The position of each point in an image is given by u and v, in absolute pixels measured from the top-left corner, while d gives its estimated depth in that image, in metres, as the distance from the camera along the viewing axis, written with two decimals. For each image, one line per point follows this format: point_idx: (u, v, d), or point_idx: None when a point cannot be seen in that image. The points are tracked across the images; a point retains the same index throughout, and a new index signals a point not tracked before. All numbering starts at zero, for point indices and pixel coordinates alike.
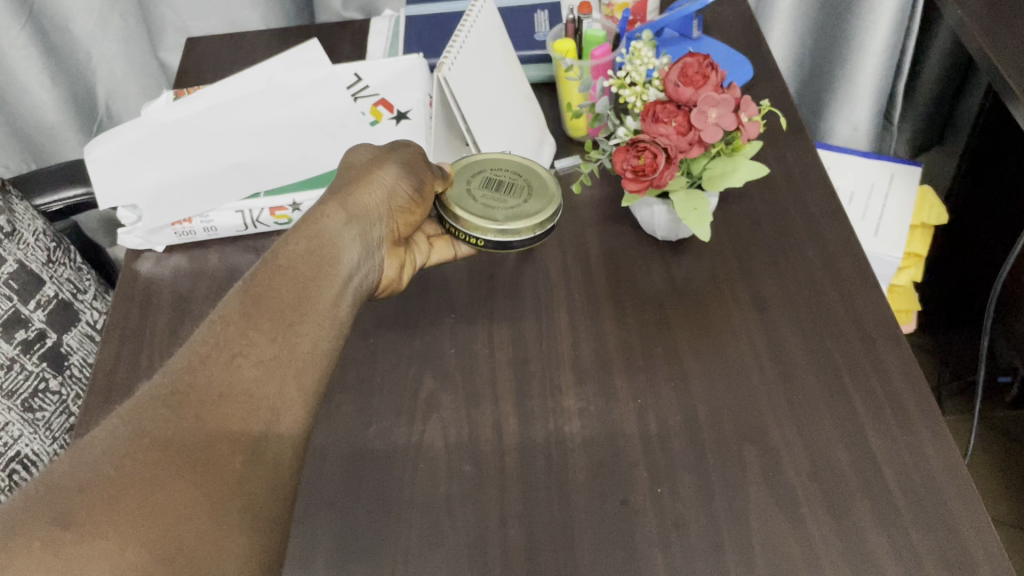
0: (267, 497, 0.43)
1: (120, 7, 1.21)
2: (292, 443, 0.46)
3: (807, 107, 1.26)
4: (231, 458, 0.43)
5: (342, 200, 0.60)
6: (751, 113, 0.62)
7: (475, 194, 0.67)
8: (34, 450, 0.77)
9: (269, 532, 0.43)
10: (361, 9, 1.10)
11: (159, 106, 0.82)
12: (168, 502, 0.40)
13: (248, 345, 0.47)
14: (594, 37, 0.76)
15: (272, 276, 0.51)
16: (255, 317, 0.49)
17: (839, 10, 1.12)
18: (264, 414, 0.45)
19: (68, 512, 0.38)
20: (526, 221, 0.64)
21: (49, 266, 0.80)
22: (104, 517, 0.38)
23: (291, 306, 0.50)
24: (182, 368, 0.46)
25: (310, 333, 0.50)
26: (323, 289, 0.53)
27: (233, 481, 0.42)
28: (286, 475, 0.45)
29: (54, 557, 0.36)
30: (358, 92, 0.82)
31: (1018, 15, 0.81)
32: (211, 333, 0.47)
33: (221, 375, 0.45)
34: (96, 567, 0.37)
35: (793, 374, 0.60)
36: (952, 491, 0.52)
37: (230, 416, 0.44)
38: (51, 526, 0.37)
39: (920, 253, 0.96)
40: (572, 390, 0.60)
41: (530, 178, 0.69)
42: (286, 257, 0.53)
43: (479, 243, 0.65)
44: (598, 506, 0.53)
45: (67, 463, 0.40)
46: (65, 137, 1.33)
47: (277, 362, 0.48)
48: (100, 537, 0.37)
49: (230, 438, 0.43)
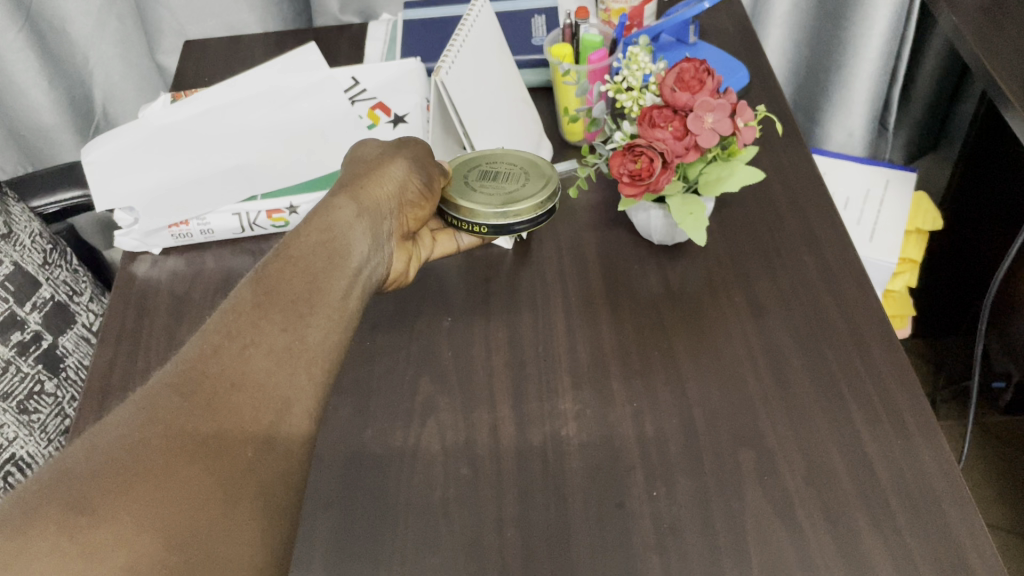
0: (279, 488, 0.43)
1: (117, 9, 1.21)
2: (303, 437, 0.46)
3: (801, 113, 1.27)
4: (243, 448, 0.43)
5: (353, 194, 0.60)
6: (748, 118, 0.62)
7: (473, 185, 0.68)
8: (29, 452, 0.75)
9: (281, 521, 0.43)
10: (360, 13, 1.11)
11: (157, 109, 0.83)
12: (182, 489, 0.40)
13: (259, 335, 0.47)
14: (592, 42, 0.77)
15: (284, 267, 0.52)
16: (267, 307, 0.49)
17: (834, 17, 1.13)
18: (276, 404, 0.45)
19: (83, 498, 0.38)
20: (526, 202, 0.65)
21: (45, 267, 0.81)
22: (118, 503, 0.38)
23: (302, 298, 0.51)
24: (194, 357, 0.45)
25: (321, 325, 0.50)
26: (333, 280, 0.53)
27: (245, 470, 0.42)
28: (297, 466, 0.45)
29: (69, 542, 0.36)
30: (356, 95, 0.82)
31: (1012, 23, 0.82)
32: (223, 322, 0.47)
33: (233, 365, 0.45)
34: (111, 553, 0.37)
35: (788, 378, 0.60)
36: (946, 494, 0.53)
37: (241, 405, 0.44)
38: (65, 511, 0.37)
39: (914, 258, 0.96)
40: (569, 393, 0.60)
41: (525, 164, 0.70)
42: (297, 248, 0.53)
43: (482, 229, 0.66)
44: (594, 509, 0.54)
45: (80, 450, 0.40)
46: (62, 138, 1.33)
47: (288, 352, 0.48)
48: (114, 522, 0.38)
49: (242, 428, 0.43)
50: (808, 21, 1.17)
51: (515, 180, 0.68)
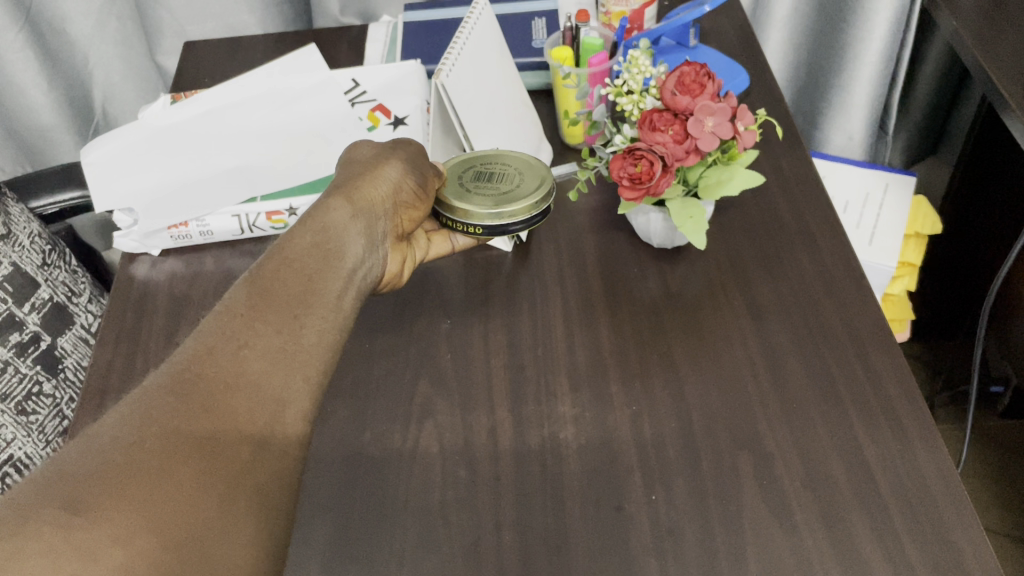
0: (274, 488, 0.43)
1: (117, 10, 1.21)
2: (298, 437, 0.46)
3: (801, 116, 1.27)
4: (238, 448, 0.43)
5: (347, 195, 0.60)
6: (748, 121, 0.62)
7: (468, 186, 0.68)
8: (27, 454, 0.75)
9: (276, 521, 0.43)
10: (360, 15, 1.11)
11: (156, 110, 0.83)
12: (176, 490, 0.40)
13: (254, 336, 0.47)
14: (592, 45, 0.77)
15: (279, 268, 0.52)
16: (261, 308, 0.49)
17: (835, 20, 1.13)
18: (271, 405, 0.45)
19: (79, 498, 0.38)
20: (519, 203, 0.65)
21: (44, 268, 0.81)
22: (113, 503, 0.38)
23: (296, 299, 0.51)
24: (189, 359, 0.45)
25: (316, 326, 0.50)
26: (328, 281, 0.53)
27: (240, 470, 0.42)
28: (292, 467, 0.45)
29: (65, 543, 0.36)
30: (356, 97, 0.82)
31: (1012, 27, 0.82)
32: (218, 323, 0.47)
33: (228, 366, 0.45)
34: (107, 553, 0.37)
35: (787, 382, 0.60)
36: (945, 499, 0.52)
37: (236, 406, 0.44)
38: (61, 511, 0.37)
39: (914, 262, 0.96)
40: (568, 397, 0.60)
41: (520, 165, 0.70)
42: (292, 250, 0.53)
43: (476, 230, 0.66)
44: (593, 513, 0.53)
45: (75, 452, 0.40)
46: (61, 138, 1.33)
47: (283, 353, 0.48)
48: (110, 522, 0.37)
49: (238, 428, 0.43)
50: (808, 24, 1.17)
51: (509, 181, 0.68)
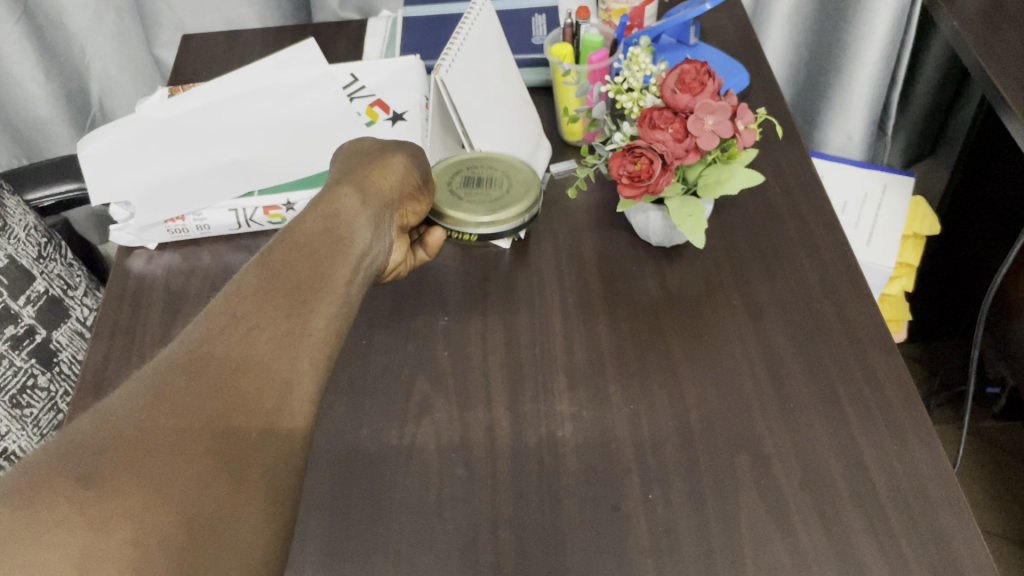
0: (280, 469, 0.43)
1: (115, 2, 1.20)
2: (305, 420, 0.46)
3: (801, 115, 1.27)
4: (248, 429, 0.43)
5: (358, 183, 0.60)
6: (748, 121, 0.62)
7: (457, 193, 0.69)
8: (21, 447, 0.76)
9: (283, 501, 0.42)
10: (359, 10, 1.10)
11: (154, 102, 0.82)
12: (188, 467, 0.40)
13: (263, 320, 0.47)
14: (592, 42, 0.77)
15: (288, 253, 0.51)
16: (270, 291, 0.49)
17: (835, 19, 1.12)
18: (278, 386, 0.45)
19: (92, 471, 0.38)
20: (506, 217, 0.67)
21: (40, 261, 0.80)
22: (127, 477, 0.38)
23: (305, 284, 0.50)
24: (199, 339, 0.45)
25: (325, 311, 0.50)
26: (337, 267, 0.53)
27: (249, 450, 0.42)
28: (298, 448, 0.44)
29: (78, 514, 0.36)
30: (354, 92, 0.81)
31: (1013, 28, 0.82)
32: (228, 305, 0.47)
33: (237, 347, 0.45)
34: (119, 527, 0.36)
35: (785, 382, 0.60)
36: (942, 500, 0.53)
37: (246, 387, 0.44)
38: (75, 483, 0.37)
39: (912, 262, 0.95)
40: (566, 396, 0.60)
41: (506, 167, 0.71)
42: (301, 235, 0.53)
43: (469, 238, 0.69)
44: (590, 512, 0.53)
45: (89, 423, 0.40)
46: (57, 131, 1.32)
47: (290, 337, 0.47)
48: (121, 497, 0.37)
49: (245, 409, 0.43)
50: (809, 24, 1.17)
51: (497, 186, 0.69)
